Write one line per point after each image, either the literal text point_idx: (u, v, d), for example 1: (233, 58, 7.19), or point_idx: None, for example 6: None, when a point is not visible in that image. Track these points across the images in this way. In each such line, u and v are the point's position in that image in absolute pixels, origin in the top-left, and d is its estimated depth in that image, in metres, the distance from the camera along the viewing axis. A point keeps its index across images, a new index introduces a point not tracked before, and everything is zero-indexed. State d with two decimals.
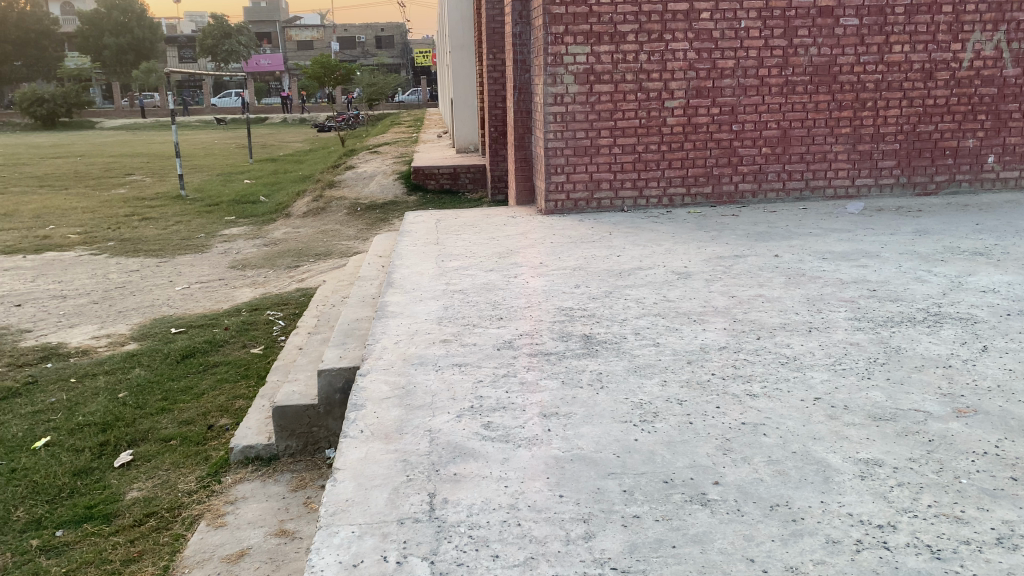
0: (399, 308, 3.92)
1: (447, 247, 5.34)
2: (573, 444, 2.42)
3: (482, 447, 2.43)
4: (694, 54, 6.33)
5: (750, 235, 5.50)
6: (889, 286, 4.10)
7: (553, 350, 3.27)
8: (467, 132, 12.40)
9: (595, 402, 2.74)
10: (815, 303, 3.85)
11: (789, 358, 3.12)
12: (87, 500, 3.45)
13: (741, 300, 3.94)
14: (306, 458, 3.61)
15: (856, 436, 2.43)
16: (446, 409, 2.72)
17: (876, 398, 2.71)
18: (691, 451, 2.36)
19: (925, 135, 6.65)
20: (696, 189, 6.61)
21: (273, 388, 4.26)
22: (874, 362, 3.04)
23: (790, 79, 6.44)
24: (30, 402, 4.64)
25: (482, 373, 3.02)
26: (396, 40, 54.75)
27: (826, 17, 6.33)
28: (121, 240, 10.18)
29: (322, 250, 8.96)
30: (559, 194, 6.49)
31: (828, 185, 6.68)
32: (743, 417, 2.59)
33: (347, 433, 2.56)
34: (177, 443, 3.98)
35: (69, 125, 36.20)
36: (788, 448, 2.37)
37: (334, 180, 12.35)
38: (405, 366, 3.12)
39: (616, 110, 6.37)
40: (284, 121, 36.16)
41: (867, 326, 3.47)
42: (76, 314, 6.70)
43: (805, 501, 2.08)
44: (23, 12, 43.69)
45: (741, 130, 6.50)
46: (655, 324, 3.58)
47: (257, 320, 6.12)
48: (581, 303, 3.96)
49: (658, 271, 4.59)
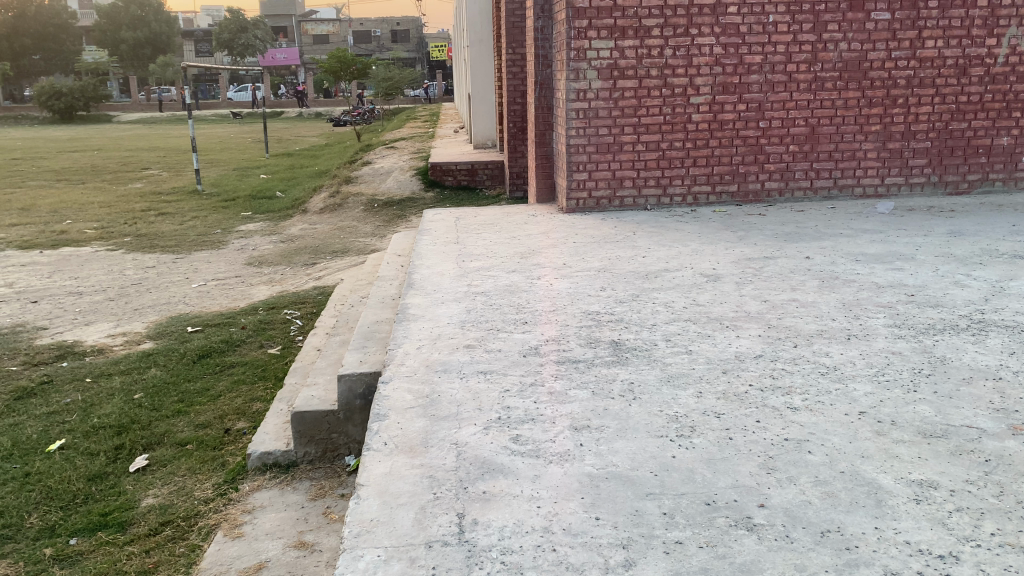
0: (420, 310, 3.81)
1: (467, 246, 5.22)
2: (608, 461, 2.31)
3: (512, 462, 2.32)
4: (720, 49, 6.19)
5: (779, 236, 5.37)
6: (928, 291, 3.95)
7: (581, 357, 3.15)
8: (484, 127, 12.30)
9: (628, 414, 2.62)
10: (852, 308, 3.71)
11: (829, 368, 2.99)
12: (103, 507, 3.36)
13: (774, 305, 3.81)
14: (326, 465, 3.52)
15: (908, 456, 2.30)
16: (473, 420, 2.60)
17: (924, 413, 2.58)
18: (733, 470, 2.24)
19: (958, 133, 6.47)
20: (721, 188, 6.47)
21: (290, 392, 4.16)
22: (919, 373, 2.91)
23: (819, 75, 6.28)
24: (45, 403, 4.57)
25: (508, 382, 2.90)
26: (411, 36, 54.63)
27: (857, 11, 6.17)
28: (138, 235, 10.13)
29: (339, 247, 8.87)
30: (581, 192, 6.36)
31: (856, 184, 6.52)
32: (785, 433, 2.46)
33: (371, 445, 2.46)
34: (194, 447, 3.89)
35: (87, 118, 36.33)
36: (836, 467, 2.24)
37: (352, 175, 12.28)
38: (429, 373, 3.01)
39: (640, 106, 6.24)
40: (300, 116, 36.18)
41: (908, 334, 3.33)
42: (91, 311, 6.64)
43: (859, 526, 1.96)
44: (41, 7, 43.86)
45: (768, 127, 6.35)
46: (686, 330, 3.45)
47: (274, 319, 6.04)
48: (607, 307, 3.83)
49: (686, 273, 4.46)
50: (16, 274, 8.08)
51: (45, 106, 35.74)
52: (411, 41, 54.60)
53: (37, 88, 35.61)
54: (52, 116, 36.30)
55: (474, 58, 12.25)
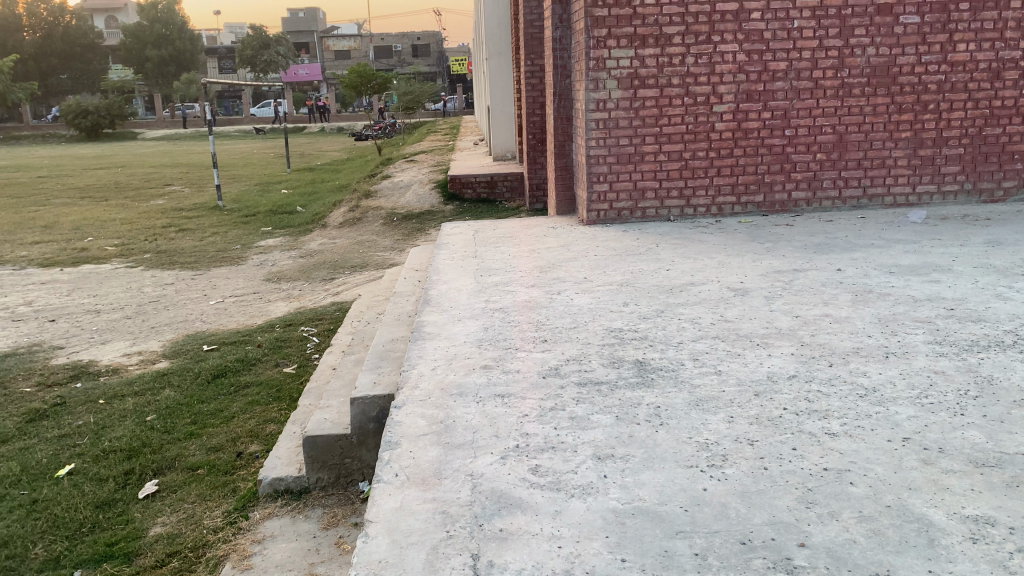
0: (436, 329, 3.68)
1: (486, 260, 5.09)
2: (633, 495, 2.15)
3: (530, 497, 2.16)
4: (744, 56, 6.03)
5: (809, 247, 5.18)
6: (969, 305, 3.76)
7: (604, 379, 2.99)
8: (503, 138, 12.20)
9: (654, 442, 2.46)
10: (888, 324, 3.52)
11: (867, 390, 2.80)
12: (109, 536, 3.25)
13: (806, 321, 3.63)
14: (339, 491, 3.38)
15: (959, 488, 2.12)
16: (489, 449, 2.45)
17: (975, 440, 2.39)
18: (769, 504, 2.08)
19: (993, 138, 6.25)
20: (747, 198, 6.29)
21: (304, 413, 4.04)
22: (965, 395, 2.72)
23: (847, 80, 6.10)
24: (57, 426, 4.48)
25: (527, 407, 2.75)
26: (433, 50, 54.83)
27: (885, 15, 5.99)
28: (157, 252, 10.09)
29: (358, 262, 8.78)
30: (602, 204, 6.21)
31: (887, 192, 6.31)
32: (824, 462, 2.29)
33: (381, 477, 2.32)
34: (204, 472, 3.78)
35: (112, 136, 36.73)
36: (881, 501, 2.07)
37: (371, 190, 12.20)
38: (443, 398, 2.86)
39: (662, 115, 6.09)
40: (323, 131, 36.36)
41: (950, 351, 3.15)
42: (109, 330, 6.57)
43: (910, 570, 1.79)
44: (68, 27, 44.53)
45: (794, 135, 6.18)
46: (715, 348, 3.29)
47: (291, 337, 5.93)
48: (630, 323, 3.68)
49: (712, 287, 4.30)
50: (36, 292, 8.06)
51: (71, 125, 36.12)
52: (432, 54, 54.76)
53: (64, 107, 36.07)
54: (79, 134, 36.78)
55: (493, 71, 12.18)
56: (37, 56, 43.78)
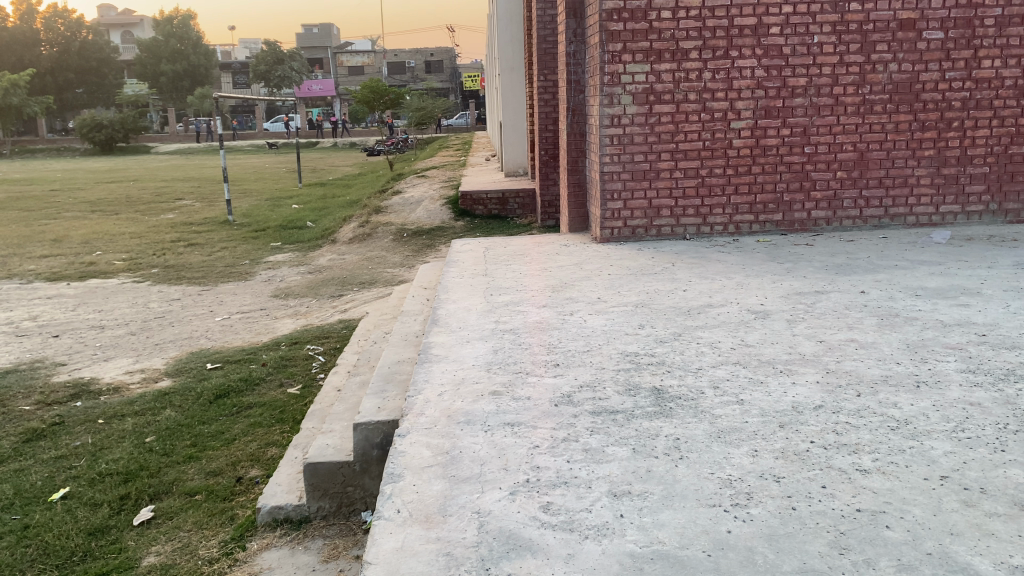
0: (443, 351, 3.53)
1: (496, 278, 4.96)
2: (652, 537, 2.00)
3: (541, 538, 2.02)
4: (762, 72, 5.90)
5: (830, 268, 5.02)
6: (1001, 331, 3.59)
7: (619, 408, 2.84)
8: (515, 153, 12.16)
9: (674, 478, 2.31)
10: (917, 351, 3.36)
11: (899, 422, 2.64)
12: (100, 566, 3.11)
13: (831, 346, 3.47)
14: (340, 521, 3.25)
15: (1006, 534, 1.96)
16: (499, 483, 2.31)
17: (1019, 479, 2.23)
18: (798, 549, 1.92)
19: (1019, 157, 6.08)
20: (765, 217, 6.13)
21: (306, 438, 3.90)
22: (1004, 429, 2.56)
23: (868, 97, 5.96)
24: (54, 446, 4.36)
25: (539, 437, 2.60)
26: (446, 66, 55.13)
27: (908, 30, 5.85)
28: (166, 267, 9.99)
29: (367, 279, 8.66)
30: (615, 221, 6.07)
31: (909, 212, 6.15)
32: (856, 502, 2.14)
33: (382, 513, 2.18)
34: (202, 498, 3.65)
35: (126, 150, 36.96)
36: (921, 547, 1.91)
37: (382, 205, 12.11)
38: (449, 427, 2.71)
39: (678, 131, 5.96)
40: (335, 146, 36.43)
41: (986, 381, 2.98)
42: (112, 346, 6.46)
43: None
44: (85, 41, 44.90)
45: (814, 152, 6.03)
46: (736, 376, 3.14)
47: (296, 355, 5.80)
48: (646, 347, 3.53)
49: (731, 309, 4.14)
50: (41, 307, 7.98)
51: (87, 139, 36.33)
52: (445, 71, 55.02)
53: (80, 121, 36.32)
54: (94, 148, 36.99)
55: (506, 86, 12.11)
56: (54, 70, 44.05)
